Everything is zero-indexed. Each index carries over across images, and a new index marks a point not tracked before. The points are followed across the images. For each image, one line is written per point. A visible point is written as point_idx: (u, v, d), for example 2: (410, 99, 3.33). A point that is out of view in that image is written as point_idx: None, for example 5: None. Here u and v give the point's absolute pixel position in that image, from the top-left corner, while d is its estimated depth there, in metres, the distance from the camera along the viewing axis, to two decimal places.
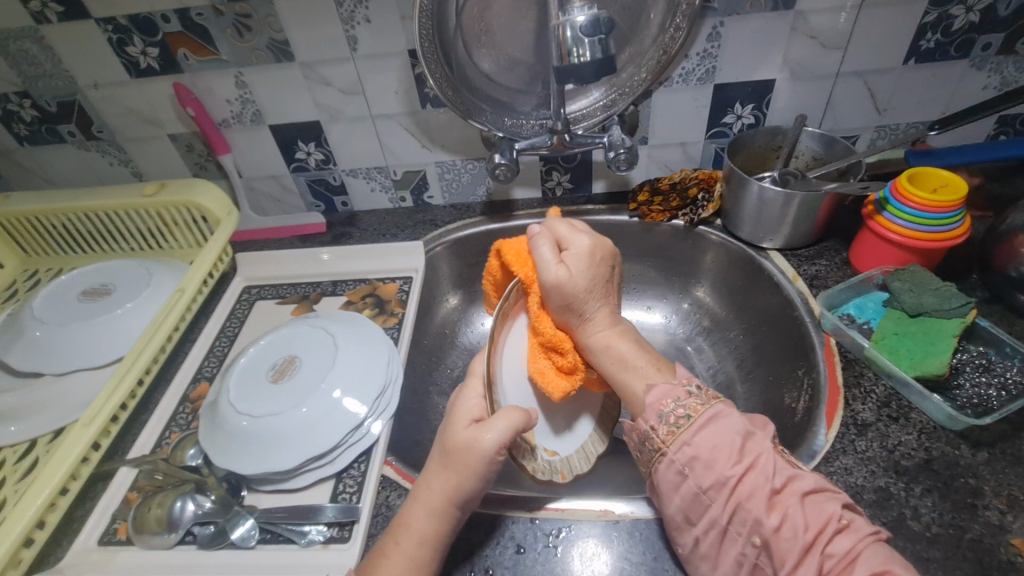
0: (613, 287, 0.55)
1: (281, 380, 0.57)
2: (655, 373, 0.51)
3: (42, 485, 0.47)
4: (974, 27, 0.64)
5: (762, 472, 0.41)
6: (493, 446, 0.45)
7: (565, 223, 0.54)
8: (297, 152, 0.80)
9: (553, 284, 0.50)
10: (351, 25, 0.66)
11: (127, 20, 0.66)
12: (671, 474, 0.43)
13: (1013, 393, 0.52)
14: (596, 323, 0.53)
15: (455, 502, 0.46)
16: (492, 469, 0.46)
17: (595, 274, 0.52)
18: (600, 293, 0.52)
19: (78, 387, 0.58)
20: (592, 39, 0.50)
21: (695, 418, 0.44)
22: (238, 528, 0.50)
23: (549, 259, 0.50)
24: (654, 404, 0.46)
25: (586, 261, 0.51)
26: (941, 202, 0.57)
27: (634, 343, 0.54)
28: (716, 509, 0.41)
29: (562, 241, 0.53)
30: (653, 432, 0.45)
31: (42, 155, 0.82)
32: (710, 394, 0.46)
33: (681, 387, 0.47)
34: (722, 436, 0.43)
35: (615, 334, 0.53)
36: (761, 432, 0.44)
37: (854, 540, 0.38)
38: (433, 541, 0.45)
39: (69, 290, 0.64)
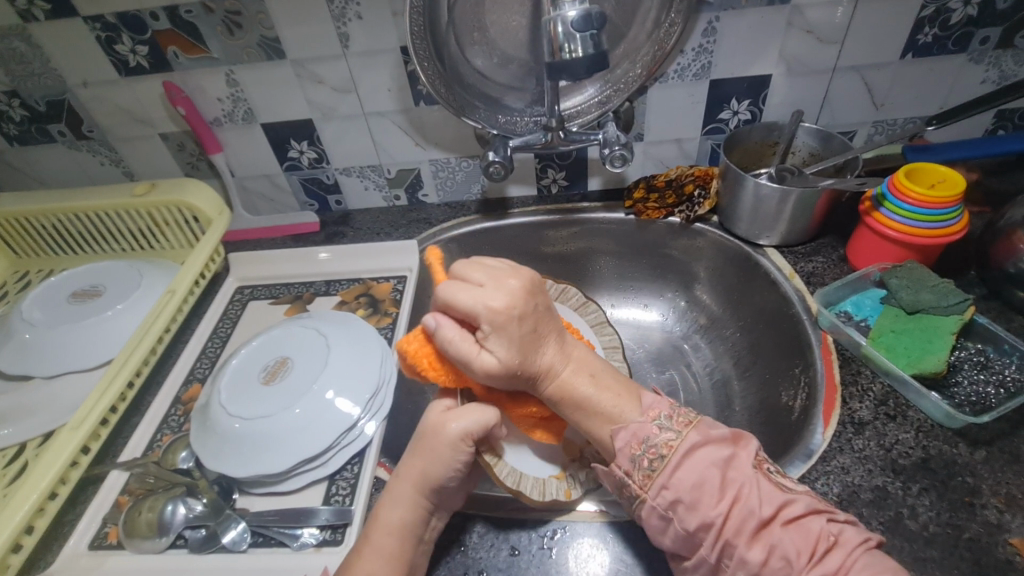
0: (545, 324, 0.46)
1: (273, 381, 0.56)
2: (620, 408, 0.46)
3: (30, 490, 0.46)
4: (972, 21, 0.63)
5: (747, 505, 0.40)
6: (459, 433, 0.45)
7: (461, 288, 0.45)
8: (289, 151, 0.79)
9: (483, 377, 0.44)
10: (342, 22, 0.66)
11: (115, 18, 0.66)
12: (654, 520, 0.42)
13: (1012, 391, 0.52)
14: (544, 376, 0.46)
15: (426, 490, 0.46)
16: (458, 459, 0.45)
17: (520, 341, 0.44)
18: (538, 352, 0.45)
19: (68, 390, 0.58)
20: (583, 34, 0.49)
21: (669, 457, 0.43)
22: (230, 532, 0.49)
23: (461, 354, 0.44)
24: (623, 450, 0.44)
25: (501, 335, 0.43)
26: (939, 198, 0.56)
27: (593, 374, 0.48)
28: (706, 548, 0.40)
29: (467, 317, 0.44)
30: (629, 478, 0.43)
31: (32, 155, 0.81)
32: (681, 420, 0.45)
33: (649, 423, 0.45)
34: (699, 472, 0.42)
35: (570, 372, 0.47)
36: (743, 452, 0.43)
37: (845, 556, 0.38)
38: (404, 532, 0.45)
39: (58, 291, 0.64)
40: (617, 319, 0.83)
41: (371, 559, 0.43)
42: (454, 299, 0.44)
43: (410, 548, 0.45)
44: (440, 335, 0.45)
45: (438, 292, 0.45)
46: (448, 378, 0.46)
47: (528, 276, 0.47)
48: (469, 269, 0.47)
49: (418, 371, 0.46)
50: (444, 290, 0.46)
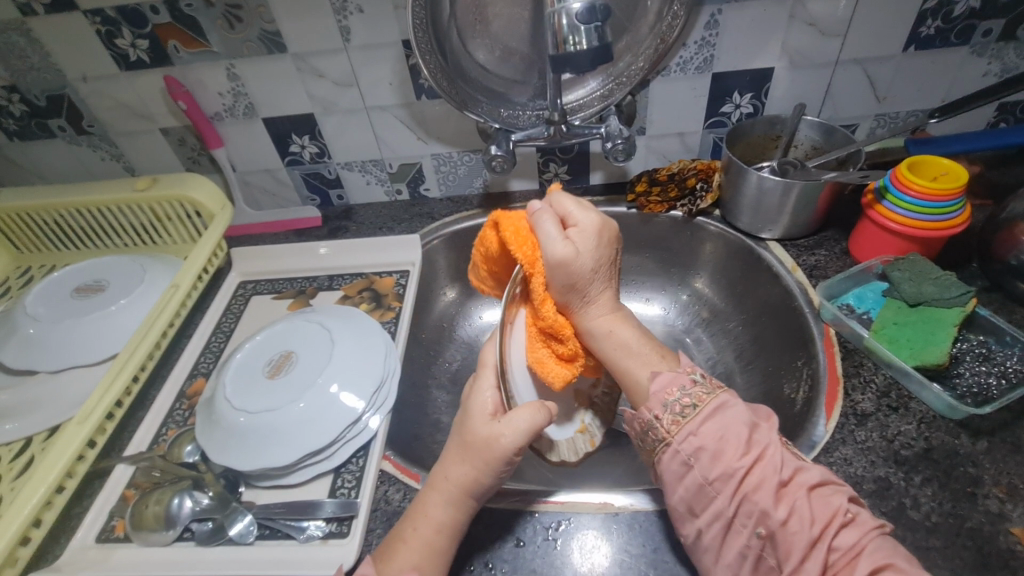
0: (615, 266, 0.52)
1: (277, 376, 0.56)
2: (659, 360, 0.51)
3: (38, 484, 0.46)
4: (975, 13, 0.63)
5: (770, 462, 0.41)
6: (514, 447, 0.45)
7: (570, 197, 0.51)
8: (291, 145, 0.79)
9: (558, 263, 0.47)
10: (343, 15, 0.65)
11: (115, 12, 0.65)
12: (675, 466, 0.43)
13: (1014, 381, 0.52)
14: (596, 305, 0.51)
15: (469, 493, 0.46)
16: (508, 468, 0.46)
17: (601, 253, 0.49)
18: (602, 274, 0.50)
19: (73, 384, 0.58)
20: (588, 27, 0.49)
21: (701, 408, 0.43)
22: (237, 524, 0.50)
23: (550, 237, 0.47)
24: (658, 394, 0.45)
25: (591, 237, 0.48)
26: (941, 191, 0.56)
27: (636, 329, 0.53)
28: (722, 501, 0.40)
29: (567, 216, 0.50)
30: (657, 422, 0.44)
31: (32, 150, 0.81)
32: (713, 381, 0.46)
33: (685, 376, 0.46)
34: (726, 427, 0.42)
35: (618, 318, 0.52)
36: (766, 423, 0.44)
37: (860, 534, 0.38)
38: (452, 529, 0.46)
39: (62, 286, 0.64)
40: None
41: (415, 552, 0.44)
42: (564, 203, 0.50)
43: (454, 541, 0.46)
44: (538, 217, 0.49)
45: (555, 195, 0.51)
46: (525, 253, 0.47)
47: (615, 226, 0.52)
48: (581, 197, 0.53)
49: (503, 236, 0.47)
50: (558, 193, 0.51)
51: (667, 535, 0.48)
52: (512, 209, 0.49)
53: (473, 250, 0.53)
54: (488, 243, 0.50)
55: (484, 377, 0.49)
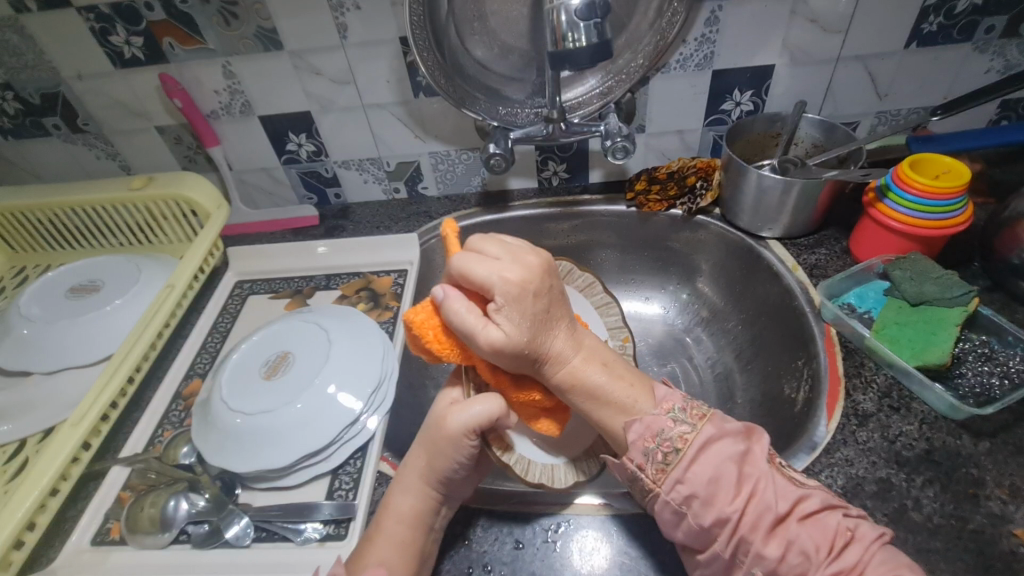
0: (558, 306, 0.45)
1: (274, 376, 0.56)
2: (634, 399, 0.45)
3: (32, 487, 0.46)
4: (978, 10, 0.63)
5: (762, 500, 0.40)
6: (461, 428, 0.44)
7: (478, 260, 0.43)
8: (288, 143, 0.79)
9: (491, 356, 0.42)
10: (340, 12, 0.65)
11: (109, 8, 0.64)
12: (667, 513, 0.42)
13: (1016, 381, 0.51)
14: (554, 362, 0.45)
15: (433, 482, 0.46)
16: (461, 454, 0.45)
17: (534, 319, 0.43)
18: (546, 334, 0.44)
19: (68, 385, 0.57)
20: (588, 23, 0.48)
21: (684, 451, 0.42)
22: (232, 527, 0.49)
23: (468, 327, 0.42)
24: (636, 443, 0.43)
25: (516, 307, 0.42)
26: (943, 189, 0.56)
27: (604, 363, 0.47)
28: (720, 543, 0.40)
29: (482, 290, 0.42)
30: (641, 472, 0.43)
31: (27, 149, 0.80)
32: (693, 411, 0.44)
33: (663, 417, 0.44)
34: (713, 467, 0.41)
35: (582, 361, 0.46)
36: (756, 447, 0.42)
37: (862, 552, 0.38)
38: (416, 520, 0.46)
39: (57, 286, 0.63)
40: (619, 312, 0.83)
41: (385, 547, 0.44)
42: (469, 271, 0.43)
43: (422, 536, 0.45)
44: (448, 309, 0.42)
45: (453, 264, 0.44)
46: (455, 354, 0.45)
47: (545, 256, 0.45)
48: (484, 243, 0.46)
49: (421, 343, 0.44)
50: (458, 261, 0.44)
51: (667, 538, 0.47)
52: (418, 305, 0.44)
53: (413, 343, 0.51)
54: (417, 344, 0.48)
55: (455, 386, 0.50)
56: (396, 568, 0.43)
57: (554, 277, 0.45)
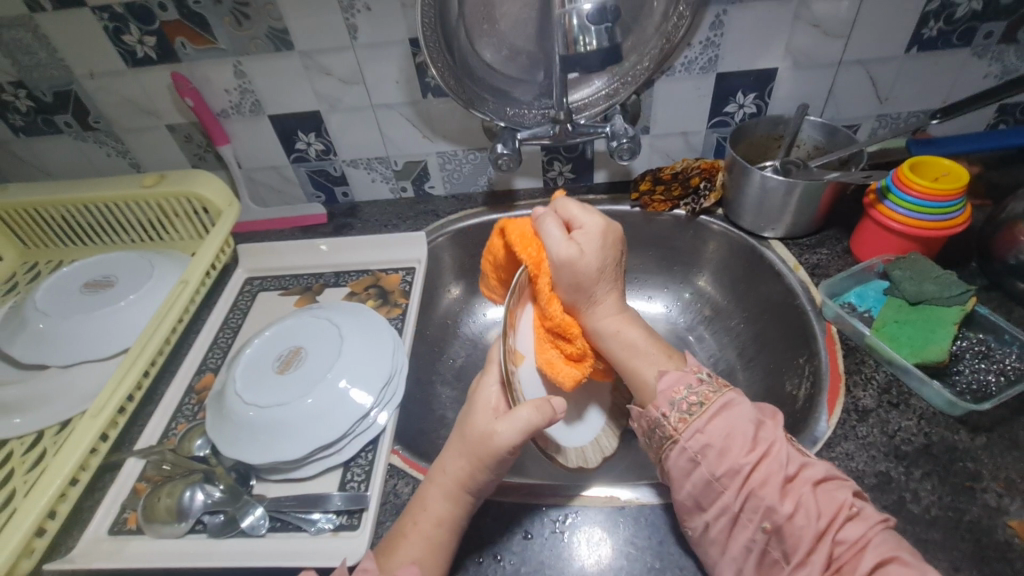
0: (620, 270, 0.55)
1: (286, 371, 0.57)
2: (666, 356, 0.53)
3: (53, 477, 0.47)
4: (977, 15, 0.64)
5: (775, 460, 0.42)
6: (507, 443, 0.45)
7: (576, 204, 0.54)
8: (297, 142, 0.80)
9: (564, 263, 0.50)
10: (351, 13, 0.66)
11: (123, 8, 0.65)
12: (682, 461, 0.44)
13: (1012, 378, 0.53)
14: (603, 305, 0.54)
15: (471, 488, 0.47)
16: (501, 464, 0.46)
17: (607, 254, 0.52)
18: (608, 274, 0.53)
19: (84, 379, 0.58)
20: (599, 27, 0.49)
21: (708, 407, 0.44)
22: (247, 517, 0.50)
23: (556, 237, 0.50)
24: (665, 392, 0.46)
25: (599, 238, 0.51)
26: (942, 191, 0.57)
27: (643, 329, 0.55)
28: (730, 496, 0.41)
29: (573, 220, 0.53)
30: (664, 419, 0.45)
31: (38, 146, 0.81)
32: (721, 381, 0.47)
33: (692, 375, 0.47)
34: (732, 424, 0.43)
35: (625, 320, 0.54)
36: (771, 420, 0.44)
37: (866, 527, 0.39)
38: (453, 522, 0.46)
39: (71, 282, 0.64)
40: None
41: (418, 545, 0.45)
42: (569, 208, 0.54)
43: (454, 536, 0.46)
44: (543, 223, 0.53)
45: (563, 198, 0.55)
46: (530, 255, 0.51)
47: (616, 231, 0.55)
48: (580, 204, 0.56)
49: (509, 240, 0.52)
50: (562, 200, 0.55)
51: (672, 529, 0.49)
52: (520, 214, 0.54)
53: (484, 256, 0.58)
54: (496, 250, 0.55)
55: (490, 373, 0.50)
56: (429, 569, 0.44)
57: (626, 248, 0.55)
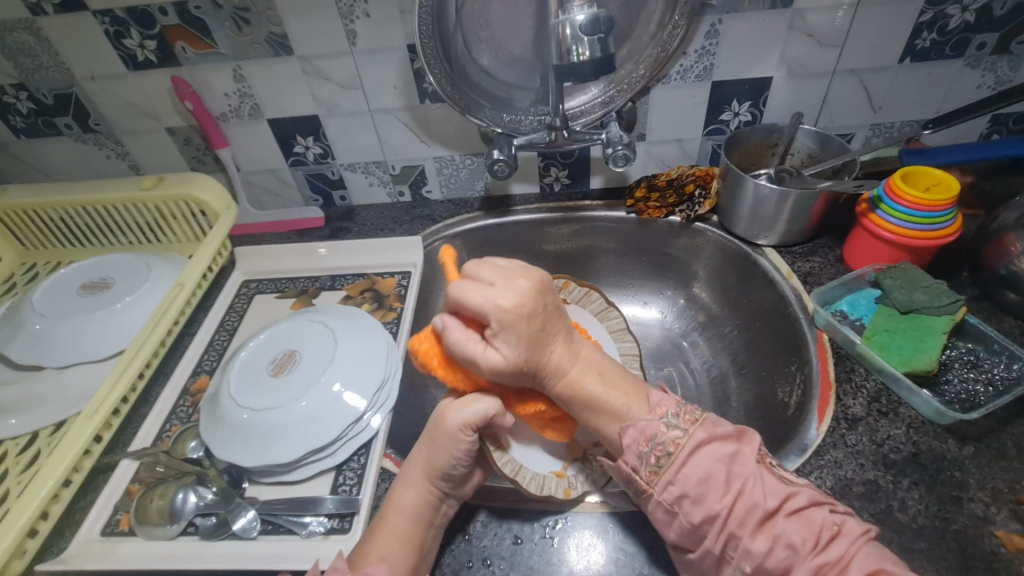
0: (553, 322, 0.48)
1: (281, 374, 0.57)
2: (627, 407, 0.48)
3: (47, 477, 0.47)
4: (970, 27, 0.65)
5: (751, 498, 0.41)
6: (459, 425, 0.48)
7: (471, 287, 0.47)
8: (295, 146, 0.80)
9: (491, 372, 0.46)
10: (350, 19, 0.66)
11: (124, 13, 0.66)
12: (660, 513, 0.44)
13: (1000, 389, 0.53)
14: (554, 374, 0.48)
15: (433, 476, 0.49)
16: (458, 448, 0.48)
17: (529, 339, 0.46)
18: (546, 352, 0.48)
19: (80, 380, 0.59)
20: (591, 38, 0.50)
21: (676, 454, 0.44)
22: (239, 520, 0.51)
23: (465, 353, 0.46)
24: (631, 448, 0.45)
25: (518, 322, 0.46)
26: (933, 201, 0.58)
27: (600, 373, 0.50)
28: (710, 539, 0.42)
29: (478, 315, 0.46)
30: (635, 474, 0.45)
31: (39, 147, 0.81)
32: (687, 416, 0.46)
33: (656, 422, 0.46)
34: (704, 467, 0.43)
35: (578, 373, 0.49)
36: (746, 448, 0.44)
37: (847, 545, 0.39)
38: (418, 513, 0.48)
39: (68, 282, 0.65)
40: None
41: (387, 541, 0.46)
42: (466, 298, 0.47)
43: (423, 528, 0.47)
44: (449, 335, 0.47)
45: (451, 291, 0.48)
46: (456, 376, 0.49)
47: (538, 276, 0.48)
48: (481, 270, 0.49)
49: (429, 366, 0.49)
50: (456, 288, 0.48)
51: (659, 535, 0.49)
52: (422, 337, 0.49)
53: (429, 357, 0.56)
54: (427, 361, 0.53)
55: None
56: (396, 562, 0.45)
57: (551, 293, 0.49)
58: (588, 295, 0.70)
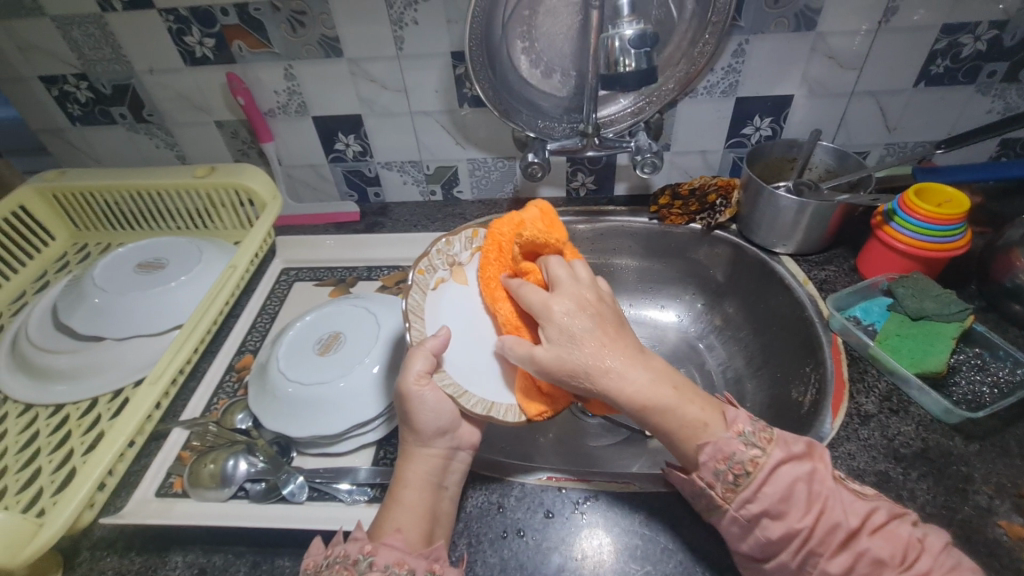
0: (613, 330, 0.49)
1: (327, 353, 0.61)
2: (704, 423, 0.46)
3: (117, 436, 0.51)
4: (982, 55, 0.69)
5: (832, 516, 0.42)
6: (410, 377, 0.51)
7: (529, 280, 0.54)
8: (336, 143, 0.84)
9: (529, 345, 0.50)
10: (399, 26, 0.71)
11: (188, 12, 0.71)
12: (735, 526, 0.45)
13: (1005, 391, 0.57)
14: (612, 380, 0.47)
15: (428, 440, 0.52)
16: (421, 398, 0.51)
17: (573, 331, 0.48)
18: (597, 346, 0.47)
19: (137, 352, 0.63)
20: (638, 51, 0.55)
21: (755, 474, 0.44)
22: (289, 485, 0.54)
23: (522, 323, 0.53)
24: (707, 464, 0.45)
25: (562, 313, 0.49)
26: (945, 216, 0.61)
27: (675, 386, 0.47)
28: (788, 554, 0.43)
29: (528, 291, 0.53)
30: (711, 489, 0.45)
31: (92, 135, 0.86)
32: (762, 433, 0.45)
33: (734, 439, 0.45)
34: (785, 486, 0.43)
35: (649, 382, 0.47)
36: (822, 466, 0.44)
37: (935, 560, 0.40)
38: (424, 482, 0.50)
39: (124, 261, 0.68)
40: (636, 317, 0.88)
41: (401, 513, 0.48)
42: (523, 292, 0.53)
43: (431, 496, 0.50)
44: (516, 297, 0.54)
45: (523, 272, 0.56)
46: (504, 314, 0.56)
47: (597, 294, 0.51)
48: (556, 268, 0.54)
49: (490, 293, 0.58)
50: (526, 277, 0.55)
51: (682, 514, 0.52)
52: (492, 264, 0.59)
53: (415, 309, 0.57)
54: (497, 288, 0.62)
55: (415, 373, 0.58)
56: (411, 532, 0.47)
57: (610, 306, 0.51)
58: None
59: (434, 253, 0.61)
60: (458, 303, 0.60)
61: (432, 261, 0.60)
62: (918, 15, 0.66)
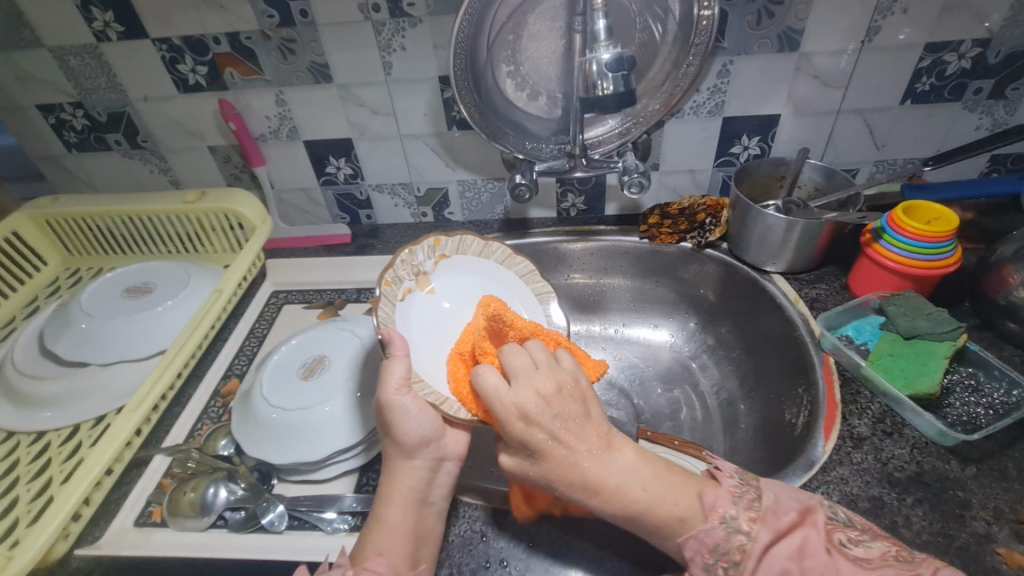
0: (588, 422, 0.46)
1: (311, 377, 0.60)
2: (682, 513, 0.44)
3: (94, 464, 0.50)
4: (966, 73, 0.69)
5: None
6: (391, 386, 0.50)
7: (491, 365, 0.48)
8: (327, 166, 0.85)
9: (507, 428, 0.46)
10: (387, 52, 0.72)
11: (180, 40, 0.72)
12: None
13: (1000, 412, 0.55)
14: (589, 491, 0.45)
15: (412, 451, 0.51)
16: (400, 403, 0.50)
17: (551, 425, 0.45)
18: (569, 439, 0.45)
19: (122, 378, 0.62)
20: (615, 74, 0.55)
21: (744, 564, 0.42)
22: (268, 514, 0.53)
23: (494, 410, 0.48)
24: (694, 559, 0.44)
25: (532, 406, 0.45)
26: (933, 232, 0.61)
27: (645, 479, 0.45)
28: None
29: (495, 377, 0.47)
30: None
31: (87, 161, 0.87)
32: (748, 514, 0.44)
33: (715, 530, 0.43)
34: (778, 571, 0.41)
35: (619, 479, 0.45)
36: (814, 534, 0.43)
37: None
38: (406, 499, 0.50)
39: (114, 286, 0.68)
40: (629, 337, 0.87)
41: (387, 535, 0.47)
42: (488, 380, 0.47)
43: (414, 512, 0.49)
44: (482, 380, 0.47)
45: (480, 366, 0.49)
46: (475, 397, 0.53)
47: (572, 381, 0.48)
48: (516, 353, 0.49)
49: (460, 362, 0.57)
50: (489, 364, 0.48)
51: None
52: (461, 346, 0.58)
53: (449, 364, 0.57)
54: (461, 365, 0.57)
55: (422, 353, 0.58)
56: (394, 554, 0.46)
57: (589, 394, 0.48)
58: (513, 258, 0.68)
59: (399, 264, 0.60)
60: (428, 311, 0.61)
61: (397, 272, 0.60)
62: (903, 34, 0.66)
